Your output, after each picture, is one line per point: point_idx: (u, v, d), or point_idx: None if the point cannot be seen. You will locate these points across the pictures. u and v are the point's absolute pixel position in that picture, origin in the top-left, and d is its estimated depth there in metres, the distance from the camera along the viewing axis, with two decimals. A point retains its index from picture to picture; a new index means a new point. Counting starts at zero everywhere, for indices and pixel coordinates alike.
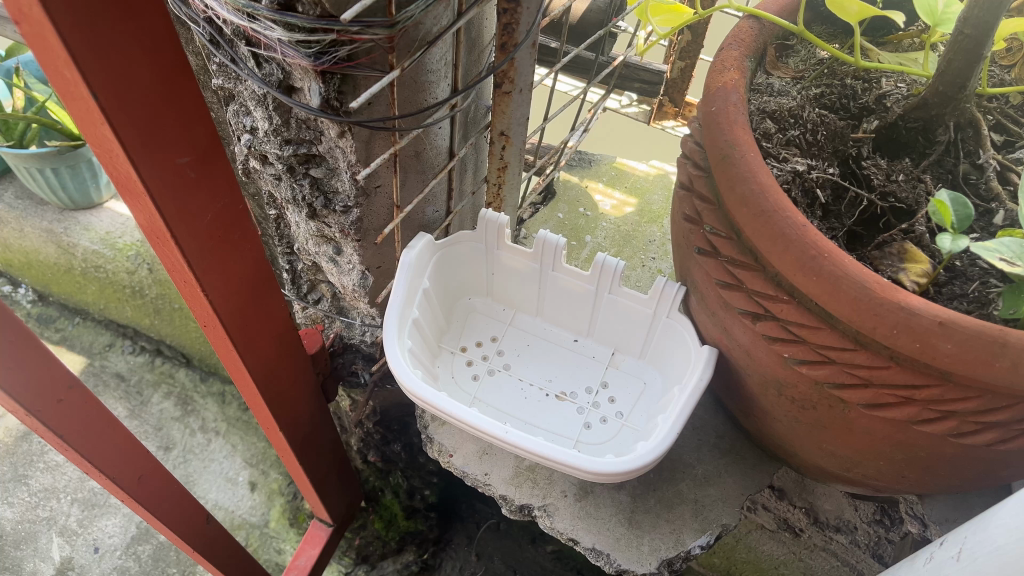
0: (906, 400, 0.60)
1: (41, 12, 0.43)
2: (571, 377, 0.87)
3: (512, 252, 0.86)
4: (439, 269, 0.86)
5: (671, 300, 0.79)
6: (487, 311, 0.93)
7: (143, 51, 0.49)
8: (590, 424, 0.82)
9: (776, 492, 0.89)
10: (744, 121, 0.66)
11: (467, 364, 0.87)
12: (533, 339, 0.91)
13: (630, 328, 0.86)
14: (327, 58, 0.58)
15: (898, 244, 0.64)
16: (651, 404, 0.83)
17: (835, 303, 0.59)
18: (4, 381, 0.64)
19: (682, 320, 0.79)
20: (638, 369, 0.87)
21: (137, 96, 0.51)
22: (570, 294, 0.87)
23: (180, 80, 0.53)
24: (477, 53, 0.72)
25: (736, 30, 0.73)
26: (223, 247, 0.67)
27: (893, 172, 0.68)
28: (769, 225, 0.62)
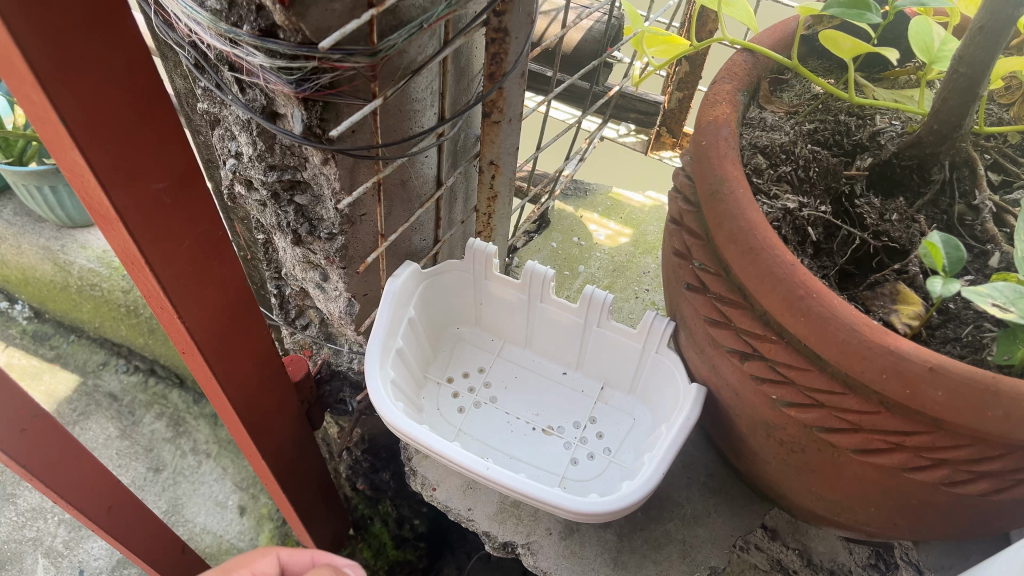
0: (897, 446, 0.59)
1: (9, 40, 0.42)
2: (559, 411, 0.85)
3: (500, 282, 0.85)
4: (425, 298, 0.85)
5: (659, 335, 0.77)
6: (475, 341, 0.91)
7: (116, 73, 0.48)
8: (577, 460, 0.80)
9: (769, 532, 0.82)
10: (735, 156, 0.65)
11: (453, 396, 0.86)
12: (521, 371, 0.89)
13: (620, 362, 0.84)
14: (309, 85, 0.57)
15: (891, 285, 0.62)
16: (640, 440, 0.81)
17: (823, 345, 0.58)
18: None
19: (672, 356, 0.77)
20: (627, 404, 0.85)
21: (108, 120, 0.50)
22: (559, 326, 0.85)
23: (155, 102, 0.52)
24: (465, 81, 0.70)
25: (729, 63, 0.71)
26: (202, 274, 0.66)
27: (887, 211, 0.66)
28: (757, 264, 0.60)
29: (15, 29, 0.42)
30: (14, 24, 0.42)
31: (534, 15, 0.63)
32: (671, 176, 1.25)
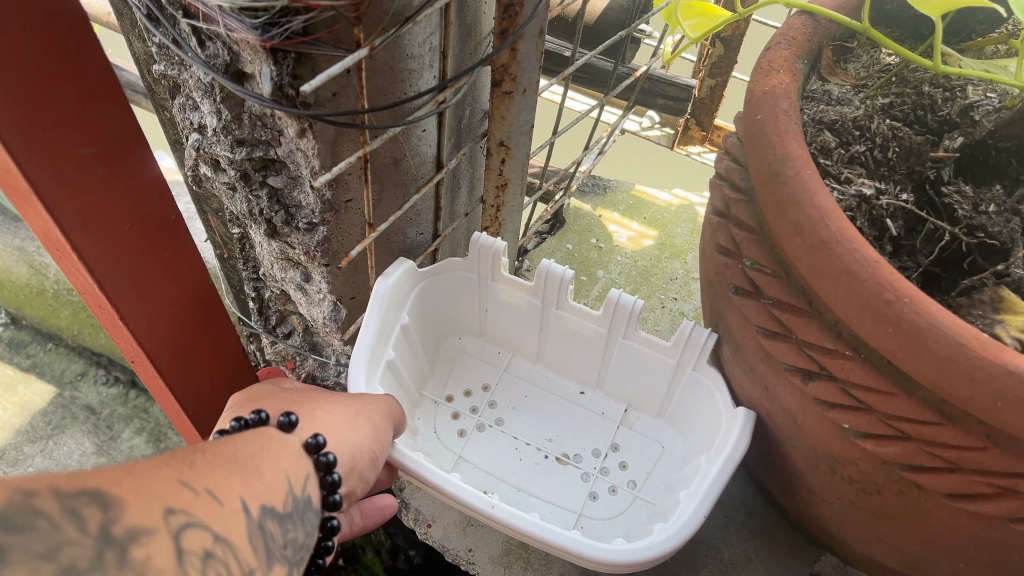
0: (1005, 492, 0.47)
1: None
2: (575, 435, 0.73)
3: (508, 285, 0.74)
4: (420, 303, 0.73)
5: (698, 349, 0.65)
6: (479, 353, 0.79)
7: (27, 18, 0.44)
8: (596, 495, 0.69)
9: None
10: (798, 131, 0.54)
11: (452, 418, 0.74)
12: (531, 389, 0.77)
13: (648, 380, 0.72)
14: (278, 31, 0.45)
15: (991, 290, 0.50)
16: (670, 472, 0.70)
17: (917, 363, 0.46)
18: None
19: (713, 373, 0.65)
20: (655, 430, 0.73)
21: (32, 81, 0.46)
22: (577, 337, 0.74)
23: (76, 58, 0.48)
24: (471, 42, 0.59)
25: (785, 27, 0.60)
26: (142, 265, 0.61)
27: (981, 201, 0.54)
28: (831, 261, 0.49)
29: None
30: None
31: None
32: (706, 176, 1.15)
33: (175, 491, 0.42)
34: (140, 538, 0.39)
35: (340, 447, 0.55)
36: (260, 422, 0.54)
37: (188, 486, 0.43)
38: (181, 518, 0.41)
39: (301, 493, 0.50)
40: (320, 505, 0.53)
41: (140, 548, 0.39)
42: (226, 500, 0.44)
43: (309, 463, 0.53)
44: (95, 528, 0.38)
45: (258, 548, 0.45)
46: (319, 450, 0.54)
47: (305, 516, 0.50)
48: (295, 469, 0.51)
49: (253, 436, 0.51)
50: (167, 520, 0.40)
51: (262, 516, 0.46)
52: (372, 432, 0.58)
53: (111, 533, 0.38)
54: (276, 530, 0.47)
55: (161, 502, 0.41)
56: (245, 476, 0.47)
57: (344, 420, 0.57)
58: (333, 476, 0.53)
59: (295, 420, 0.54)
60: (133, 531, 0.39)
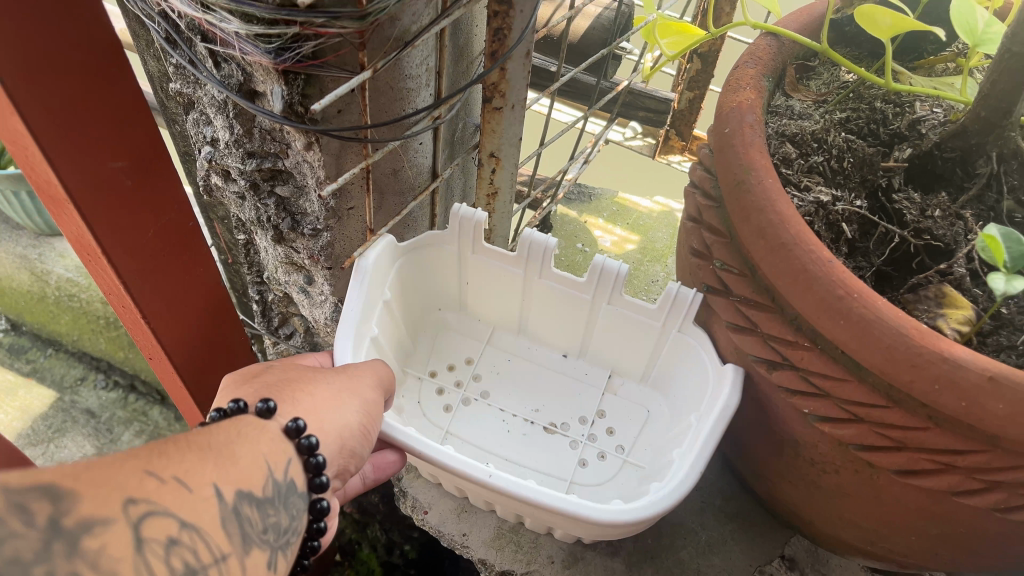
0: (946, 467, 0.52)
1: None
2: (560, 404, 0.79)
3: (489, 255, 0.77)
4: (404, 277, 0.77)
5: (683, 312, 0.69)
6: (461, 326, 0.84)
7: (64, 38, 0.48)
8: (586, 461, 0.74)
9: (787, 562, 0.75)
10: (762, 143, 0.59)
11: (438, 394, 0.78)
12: (513, 359, 0.82)
13: (633, 344, 0.77)
14: (290, 55, 0.51)
15: (935, 287, 0.56)
16: (658, 435, 0.75)
17: (866, 352, 0.51)
18: None
19: (696, 334, 0.69)
20: (639, 394, 0.79)
21: (63, 97, 0.50)
22: (559, 304, 0.78)
23: (106, 76, 0.52)
24: (464, 61, 0.64)
25: (752, 47, 0.66)
26: (163, 268, 0.65)
27: (928, 207, 0.60)
28: (791, 260, 0.54)
29: None
30: None
31: None
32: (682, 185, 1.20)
33: (141, 480, 0.40)
34: (92, 528, 0.37)
35: (325, 432, 0.56)
36: (238, 411, 0.54)
37: (153, 474, 0.41)
38: (142, 506, 0.39)
39: (281, 478, 0.51)
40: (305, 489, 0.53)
41: (92, 539, 0.37)
42: (195, 486, 0.43)
43: (291, 448, 0.53)
44: (42, 522, 0.35)
45: (231, 534, 0.44)
46: (300, 434, 0.54)
47: (289, 500, 0.51)
48: (274, 455, 0.51)
49: (232, 424, 0.52)
50: (125, 511, 0.38)
51: (237, 501, 0.46)
52: (359, 409, 0.59)
53: (59, 523, 0.35)
54: (252, 515, 0.46)
55: (122, 492, 0.39)
56: (219, 461, 0.46)
57: (328, 398, 0.59)
58: (316, 458, 0.54)
59: (272, 406, 0.55)
60: (84, 523, 0.36)
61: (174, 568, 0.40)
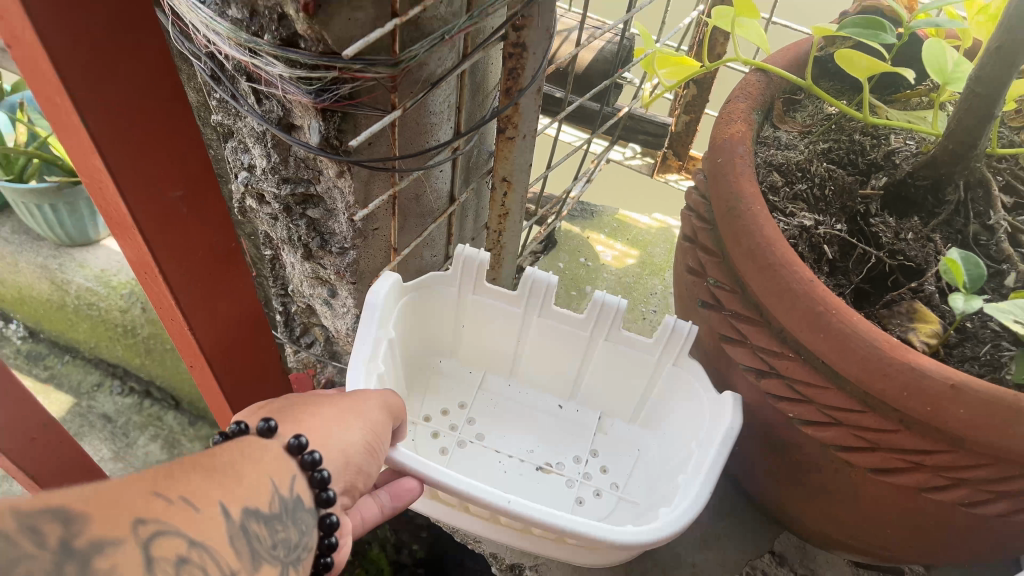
0: (916, 465, 0.58)
1: (45, 44, 0.45)
2: (553, 447, 0.84)
3: (487, 294, 0.84)
4: (406, 318, 0.82)
5: (678, 344, 0.76)
6: (451, 375, 0.90)
7: (133, 71, 0.50)
8: (583, 499, 0.79)
9: (776, 558, 0.81)
10: (752, 173, 0.65)
11: (433, 436, 0.83)
12: (503, 402, 0.88)
13: (626, 382, 0.84)
14: (328, 95, 0.56)
15: (907, 303, 0.62)
16: (649, 471, 0.81)
17: (843, 361, 0.57)
18: None
19: (691, 367, 0.75)
20: (628, 433, 0.85)
21: (128, 127, 0.52)
22: (558, 343, 0.85)
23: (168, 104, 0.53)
24: (481, 96, 0.70)
25: (743, 83, 0.72)
26: (212, 286, 0.68)
27: (902, 230, 0.66)
28: (777, 280, 0.60)
29: (46, 31, 0.44)
30: (47, 29, 0.44)
31: (553, 31, 0.62)
32: (679, 203, 1.27)
33: (147, 502, 0.43)
34: (105, 549, 0.39)
35: (330, 452, 0.60)
36: (241, 432, 0.59)
37: (161, 496, 0.44)
38: (151, 526, 0.42)
39: (288, 494, 0.54)
40: (312, 504, 0.57)
41: (105, 558, 0.39)
42: (202, 506, 0.46)
43: (294, 464, 0.57)
44: (56, 543, 0.38)
45: (240, 550, 0.46)
46: (302, 450, 0.58)
47: (297, 514, 0.54)
48: (279, 473, 0.55)
49: (236, 443, 0.56)
50: (136, 529, 0.41)
51: (243, 519, 0.48)
52: (362, 433, 0.63)
53: (73, 544, 0.38)
54: (260, 532, 0.49)
55: (131, 513, 0.41)
56: (223, 481, 0.49)
57: (331, 418, 0.63)
58: (320, 473, 0.57)
59: (274, 424, 0.59)
60: (95, 544, 0.39)
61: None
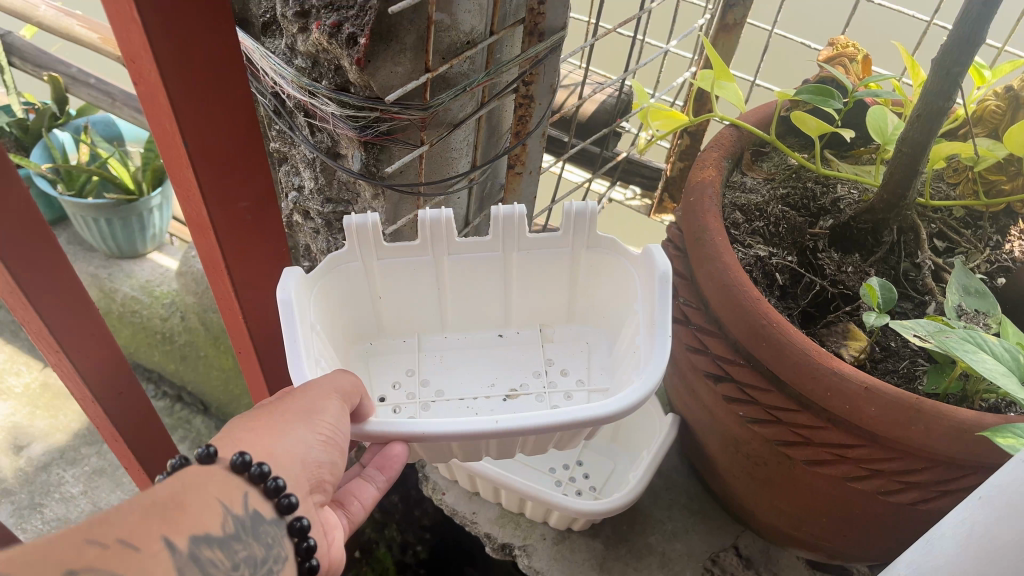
0: (841, 458, 0.70)
1: (165, 88, 0.58)
2: (509, 373, 0.85)
3: (393, 256, 0.80)
4: (323, 303, 0.78)
5: (586, 224, 0.81)
6: (389, 350, 0.86)
7: (226, 107, 0.62)
8: (558, 405, 0.82)
9: (744, 560, 0.90)
10: (716, 211, 0.78)
11: (392, 410, 0.81)
12: (448, 356, 0.87)
13: (552, 282, 0.86)
14: (371, 131, 0.70)
15: (842, 324, 0.74)
16: (604, 358, 0.86)
17: (781, 366, 0.70)
18: (98, 380, 0.88)
19: (607, 240, 0.82)
20: (573, 333, 0.89)
21: (217, 151, 0.65)
22: (476, 276, 0.84)
23: (249, 135, 0.66)
24: (496, 137, 0.83)
25: (717, 136, 0.85)
26: (265, 283, 0.80)
27: (844, 264, 0.79)
28: (731, 297, 0.73)
29: (167, 78, 0.57)
30: (168, 76, 0.57)
31: (556, 86, 0.76)
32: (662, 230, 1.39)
33: (79, 552, 0.45)
34: None
35: (284, 464, 0.61)
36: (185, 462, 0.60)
37: (95, 542, 0.46)
38: None
39: (243, 514, 0.56)
40: (273, 512, 0.59)
41: None
42: (142, 545, 0.47)
43: (244, 481, 0.58)
44: None
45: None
46: (247, 465, 0.58)
47: (260, 530, 0.57)
48: (227, 494, 0.56)
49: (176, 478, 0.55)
50: None
51: (192, 548, 0.50)
52: (315, 436, 0.63)
53: None
54: (215, 557, 0.51)
55: (61, 566, 0.44)
56: (166, 516, 0.50)
57: (277, 423, 0.62)
58: (273, 482, 0.59)
59: (212, 449, 0.58)
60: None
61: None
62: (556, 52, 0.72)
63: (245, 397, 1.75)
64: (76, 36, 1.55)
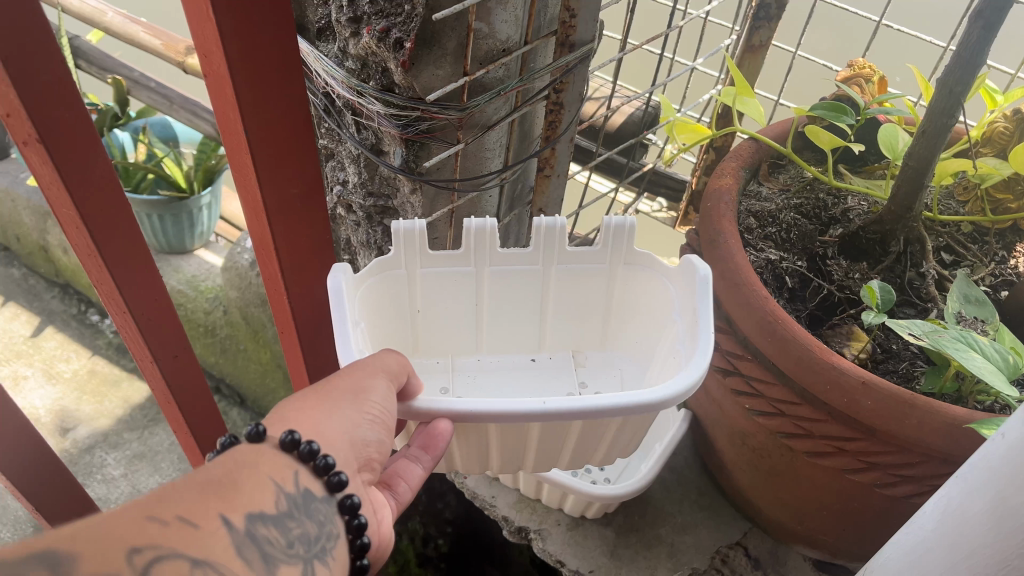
0: (839, 450, 0.74)
1: (231, 79, 0.64)
2: (543, 392, 0.86)
3: (434, 267, 0.82)
4: (370, 309, 0.79)
5: (625, 238, 0.82)
6: (423, 369, 0.87)
7: (284, 99, 0.69)
8: None
9: (752, 561, 0.94)
10: (731, 216, 0.83)
11: None
12: (482, 376, 0.88)
13: (588, 304, 0.87)
14: (412, 129, 0.77)
15: (846, 326, 0.79)
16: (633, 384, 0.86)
17: (785, 360, 0.74)
18: (173, 381, 0.89)
19: (642, 255, 0.83)
20: (604, 359, 0.90)
21: (273, 140, 0.71)
22: (514, 292, 0.86)
23: (303, 126, 0.73)
24: (528, 141, 0.89)
25: (736, 148, 0.90)
26: (312, 268, 0.86)
27: (852, 271, 0.84)
28: (741, 296, 0.78)
29: (233, 70, 0.64)
30: (234, 68, 0.64)
31: (584, 94, 0.81)
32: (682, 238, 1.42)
33: (141, 526, 0.45)
34: None
35: (331, 441, 0.60)
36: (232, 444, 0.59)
37: (155, 520, 0.45)
38: (147, 554, 0.44)
39: (294, 492, 0.55)
40: (324, 490, 0.57)
41: None
42: (201, 522, 0.47)
43: (294, 459, 0.57)
44: None
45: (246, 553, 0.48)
46: (296, 443, 0.57)
47: (312, 508, 0.55)
48: (278, 472, 0.55)
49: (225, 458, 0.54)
50: (129, 560, 0.43)
51: (249, 526, 0.50)
52: (363, 417, 0.61)
53: None
54: (270, 535, 0.51)
55: (124, 542, 0.44)
56: (220, 494, 0.50)
57: (327, 404, 0.61)
58: (324, 460, 0.57)
59: (261, 429, 0.57)
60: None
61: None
62: (586, 62, 0.78)
63: (281, 390, 1.83)
64: (139, 42, 1.64)
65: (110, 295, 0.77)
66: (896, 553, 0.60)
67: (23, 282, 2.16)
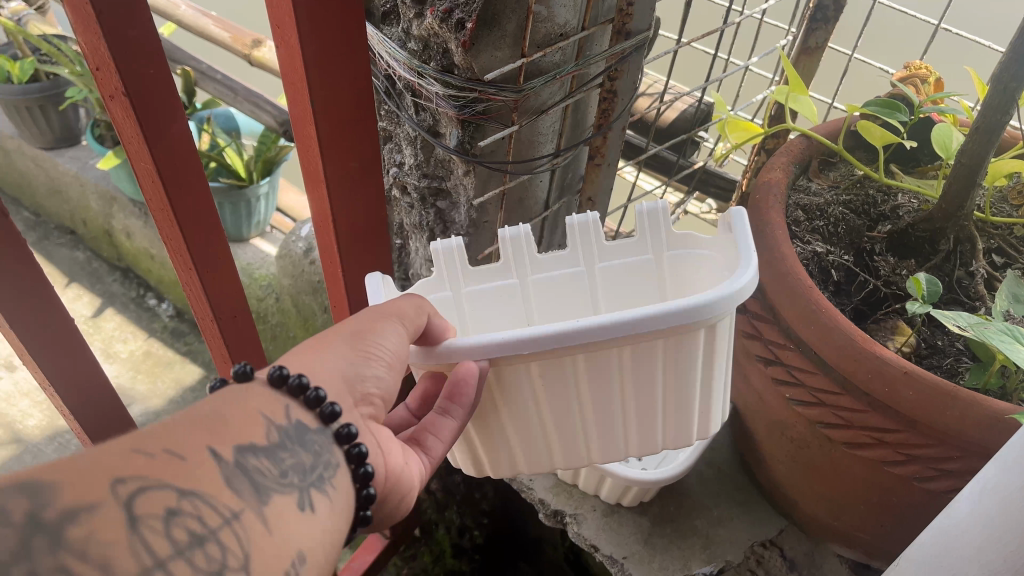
0: (879, 442, 0.74)
1: (302, 50, 0.68)
2: None
3: (478, 279, 0.82)
4: None
5: (661, 224, 0.81)
6: None
7: (349, 71, 0.72)
8: None
9: (788, 564, 0.93)
10: (779, 207, 0.84)
11: None
12: None
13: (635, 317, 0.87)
14: (468, 109, 0.79)
15: (891, 321, 0.79)
16: None
17: (827, 349, 0.75)
18: (230, 339, 0.92)
19: (682, 237, 0.81)
20: None
21: (337, 112, 0.74)
22: (561, 304, 0.85)
23: (365, 101, 0.75)
24: (581, 128, 0.90)
25: (786, 144, 0.91)
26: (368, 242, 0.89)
27: (899, 267, 0.84)
28: (786, 284, 0.78)
29: (304, 41, 0.67)
30: (305, 39, 0.67)
31: (638, 84, 0.83)
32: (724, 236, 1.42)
33: (125, 459, 0.43)
34: (77, 517, 0.40)
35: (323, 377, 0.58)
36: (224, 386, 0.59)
37: (143, 452, 0.44)
38: (131, 485, 0.42)
39: (286, 424, 0.54)
40: (318, 422, 0.56)
41: (77, 527, 0.39)
42: (188, 455, 0.46)
43: (282, 394, 0.56)
44: (21, 516, 0.38)
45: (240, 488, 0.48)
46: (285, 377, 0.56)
47: (306, 440, 0.55)
48: (270, 407, 0.54)
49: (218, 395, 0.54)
50: (115, 491, 0.42)
51: (238, 457, 0.49)
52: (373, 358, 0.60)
53: (40, 518, 0.39)
54: (261, 466, 0.50)
55: (110, 472, 0.42)
56: (211, 428, 0.49)
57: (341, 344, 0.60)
58: (311, 392, 0.56)
59: (248, 368, 0.57)
60: (74, 508, 0.40)
61: (176, 539, 0.42)
62: (642, 51, 0.80)
63: None
64: (209, 34, 1.70)
65: (178, 251, 0.81)
66: (932, 536, 0.60)
67: (87, 266, 2.25)
